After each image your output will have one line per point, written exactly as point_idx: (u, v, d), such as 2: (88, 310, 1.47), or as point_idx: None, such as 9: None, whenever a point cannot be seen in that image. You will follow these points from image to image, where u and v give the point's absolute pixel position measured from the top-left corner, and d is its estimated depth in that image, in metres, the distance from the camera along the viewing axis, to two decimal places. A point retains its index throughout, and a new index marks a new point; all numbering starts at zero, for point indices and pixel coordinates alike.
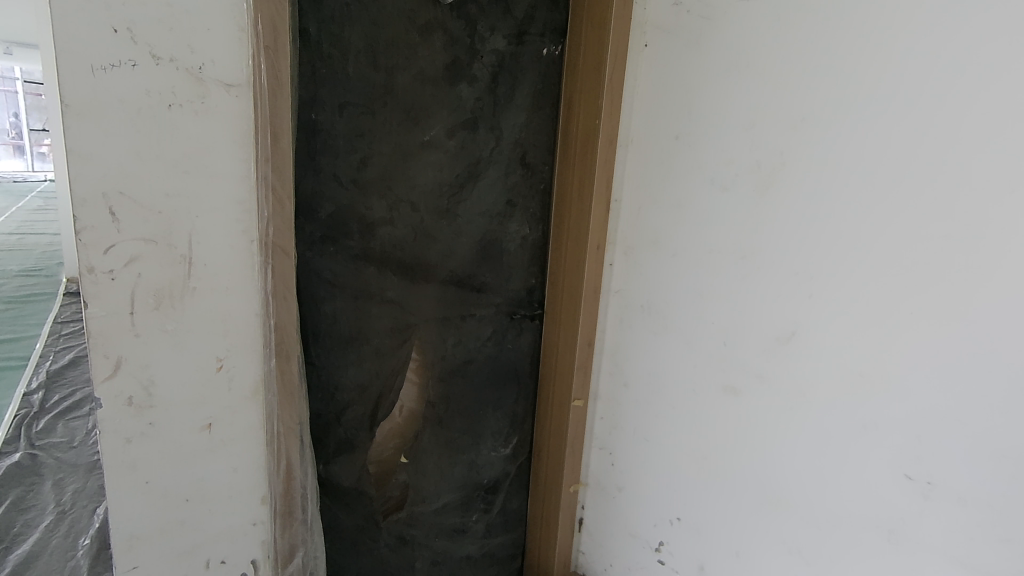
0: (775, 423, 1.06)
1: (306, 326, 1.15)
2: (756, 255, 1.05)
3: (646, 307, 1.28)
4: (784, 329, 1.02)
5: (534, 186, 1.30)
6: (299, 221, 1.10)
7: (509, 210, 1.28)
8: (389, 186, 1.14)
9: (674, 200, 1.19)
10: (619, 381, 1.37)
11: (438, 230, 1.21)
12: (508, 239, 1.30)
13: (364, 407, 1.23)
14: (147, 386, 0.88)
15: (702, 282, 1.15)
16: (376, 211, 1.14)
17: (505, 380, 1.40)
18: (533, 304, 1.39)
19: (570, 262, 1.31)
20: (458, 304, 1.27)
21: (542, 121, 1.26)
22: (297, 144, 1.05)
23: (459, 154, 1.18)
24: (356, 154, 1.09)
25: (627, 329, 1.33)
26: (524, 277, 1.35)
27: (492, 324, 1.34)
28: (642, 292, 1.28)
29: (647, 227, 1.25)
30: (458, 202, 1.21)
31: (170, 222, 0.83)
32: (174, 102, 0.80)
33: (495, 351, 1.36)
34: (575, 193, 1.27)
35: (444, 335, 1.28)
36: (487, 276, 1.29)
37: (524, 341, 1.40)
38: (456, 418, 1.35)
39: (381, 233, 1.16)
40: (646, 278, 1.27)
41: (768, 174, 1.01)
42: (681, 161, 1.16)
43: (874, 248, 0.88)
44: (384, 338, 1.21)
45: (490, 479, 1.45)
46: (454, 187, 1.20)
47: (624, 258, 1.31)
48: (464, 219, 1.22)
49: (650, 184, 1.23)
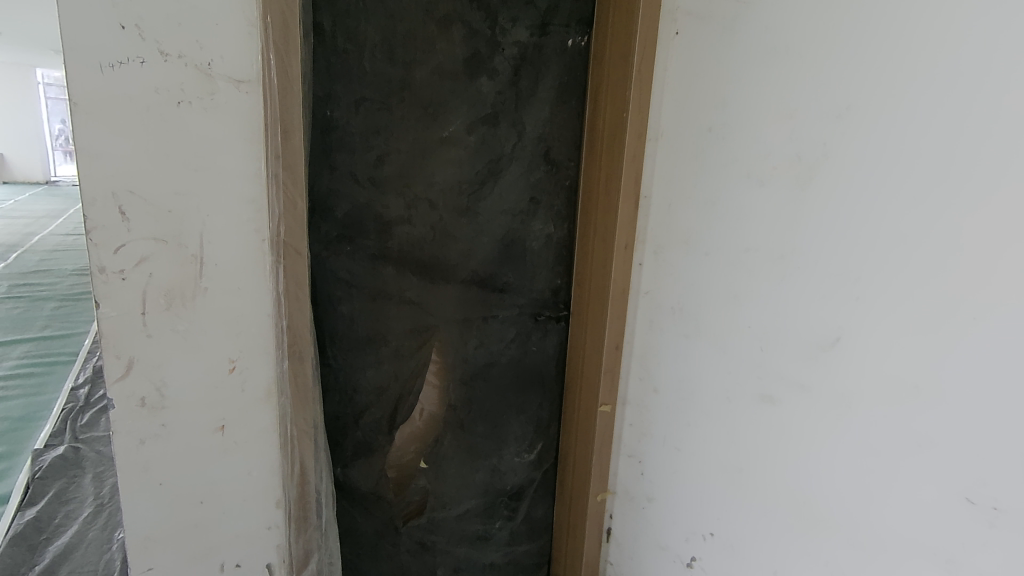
0: (817, 437, 0.98)
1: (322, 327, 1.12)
2: (794, 255, 0.98)
3: (676, 308, 1.24)
4: (825, 335, 0.94)
5: (559, 183, 1.25)
6: (314, 220, 1.07)
7: (534, 208, 1.24)
8: (407, 183, 1.10)
9: (703, 199, 1.15)
10: (648, 386, 1.33)
11: (458, 229, 1.17)
12: (533, 240, 1.26)
13: (382, 411, 1.19)
14: (159, 387, 0.87)
15: (738, 285, 1.09)
16: (393, 210, 1.10)
17: (529, 383, 1.36)
18: (559, 305, 1.36)
19: (597, 263, 1.27)
20: (480, 306, 1.24)
21: (567, 116, 1.21)
22: (312, 141, 1.03)
23: (479, 150, 1.14)
24: (372, 151, 1.06)
25: (658, 331, 1.29)
26: (549, 278, 1.32)
27: (516, 326, 1.31)
28: (673, 294, 1.24)
29: (676, 227, 1.22)
30: (478, 199, 1.17)
31: (180, 221, 0.82)
32: (183, 99, 0.79)
33: (518, 353, 1.33)
34: (601, 189, 1.22)
35: (466, 337, 1.25)
36: (511, 276, 1.26)
37: (549, 343, 1.38)
38: (477, 422, 1.31)
39: (399, 232, 1.12)
40: (678, 278, 1.23)
41: (807, 168, 0.94)
42: (711, 158, 1.12)
43: (919, 246, 0.80)
44: (402, 339, 1.18)
45: (514, 486, 1.40)
46: (473, 185, 1.16)
47: (653, 258, 1.28)
48: (485, 217, 1.18)
49: (679, 181, 1.20)
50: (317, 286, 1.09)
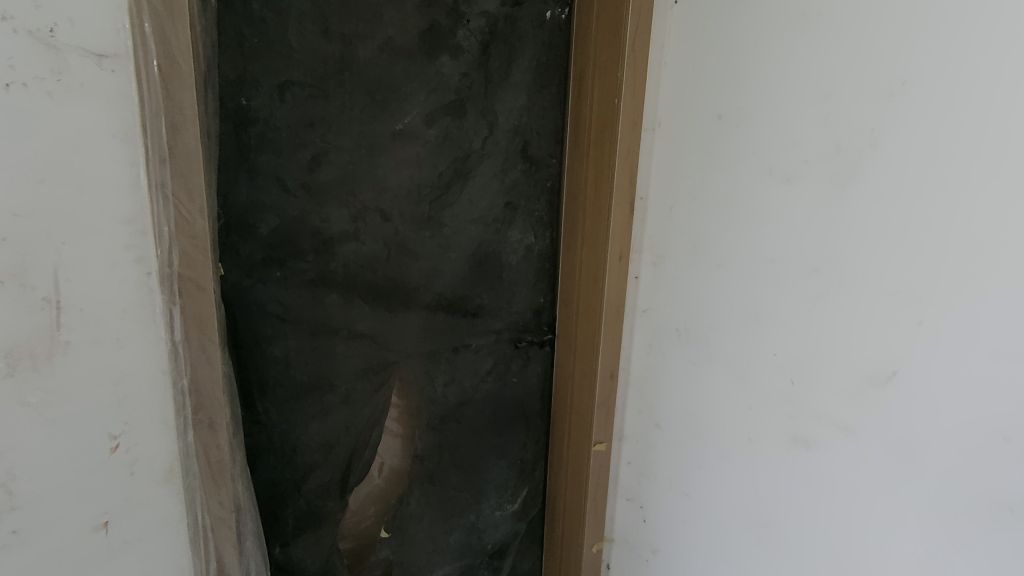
0: (869, 492, 0.80)
1: (246, 376, 0.86)
2: (834, 268, 0.79)
3: (682, 330, 1.04)
4: (880, 367, 0.76)
5: (539, 184, 1.08)
6: (231, 241, 0.81)
7: (510, 215, 1.05)
8: (352, 189, 0.87)
9: (710, 199, 0.96)
10: (650, 420, 1.13)
11: (418, 244, 0.95)
12: (507, 254, 1.07)
13: (331, 472, 0.95)
14: (6, 487, 0.59)
15: (758, 302, 0.90)
16: (336, 223, 0.87)
17: (510, 420, 1.17)
18: (542, 327, 1.18)
19: (587, 277, 1.09)
20: (449, 334, 1.04)
21: (547, 105, 1.04)
22: (221, 139, 0.77)
23: (442, 146, 0.93)
24: (305, 149, 0.83)
25: (659, 356, 1.10)
26: (530, 297, 1.14)
27: (493, 356, 1.12)
28: (678, 312, 1.05)
29: (679, 233, 1.02)
30: (442, 207, 0.95)
31: (24, 251, 0.56)
32: (14, 79, 0.53)
33: (497, 385, 1.14)
34: (589, 191, 1.04)
35: (433, 373, 1.04)
36: (484, 296, 1.06)
37: (531, 371, 1.19)
38: (449, 471, 1.10)
39: (344, 250, 0.89)
40: (682, 295, 1.03)
41: (851, 162, 0.76)
42: (719, 151, 0.93)
43: (1014, 260, 0.62)
44: (354, 382, 0.95)
45: (495, 544, 1.19)
46: (437, 189, 0.94)
47: (651, 270, 1.08)
48: (452, 227, 0.97)
49: (681, 179, 1.01)
50: (239, 325, 0.83)
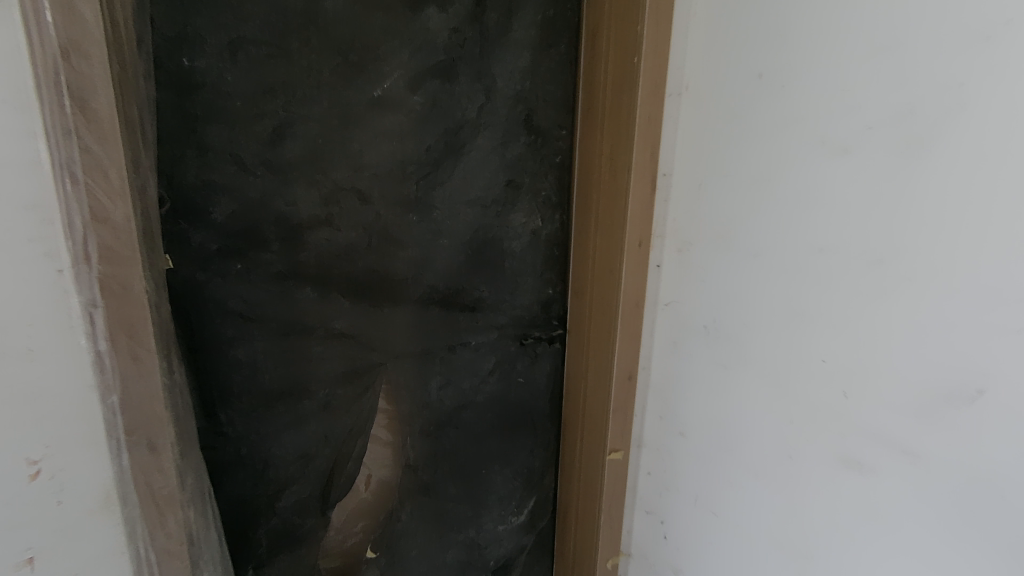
0: (939, 534, 0.65)
1: (206, 384, 0.75)
2: (903, 261, 0.64)
3: (711, 328, 0.90)
4: (958, 383, 0.61)
5: (546, 159, 0.94)
6: (180, 229, 0.70)
7: (512, 196, 0.91)
8: (322, 167, 0.74)
9: (746, 176, 0.81)
10: (673, 427, 1.00)
11: (405, 231, 0.82)
12: (509, 241, 0.93)
13: (309, 489, 0.85)
14: None
15: (804, 298, 0.76)
16: (305, 206, 0.74)
17: (516, 425, 1.05)
18: (551, 321, 1.06)
19: (602, 266, 0.95)
20: (443, 331, 0.92)
21: (554, 67, 0.89)
22: (162, 109, 0.66)
23: (429, 116, 0.80)
24: (265, 120, 0.70)
25: (684, 357, 0.96)
26: (537, 288, 1.01)
27: (495, 354, 1.00)
28: (706, 308, 0.91)
29: (708, 215, 0.88)
30: (430, 187, 0.82)
31: None
32: None
33: (500, 387, 1.02)
34: (604, 168, 0.90)
35: (426, 375, 0.92)
36: (484, 288, 0.94)
37: (539, 371, 1.07)
38: (446, 482, 0.99)
39: (316, 237, 0.76)
40: (712, 287, 0.89)
41: (927, 127, 0.61)
42: (757, 118, 0.78)
43: None
44: (333, 388, 0.84)
45: (498, 559, 1.08)
46: (424, 166, 0.81)
47: (676, 259, 0.94)
48: (444, 210, 0.85)
49: (712, 153, 0.86)
50: (195, 326, 0.73)
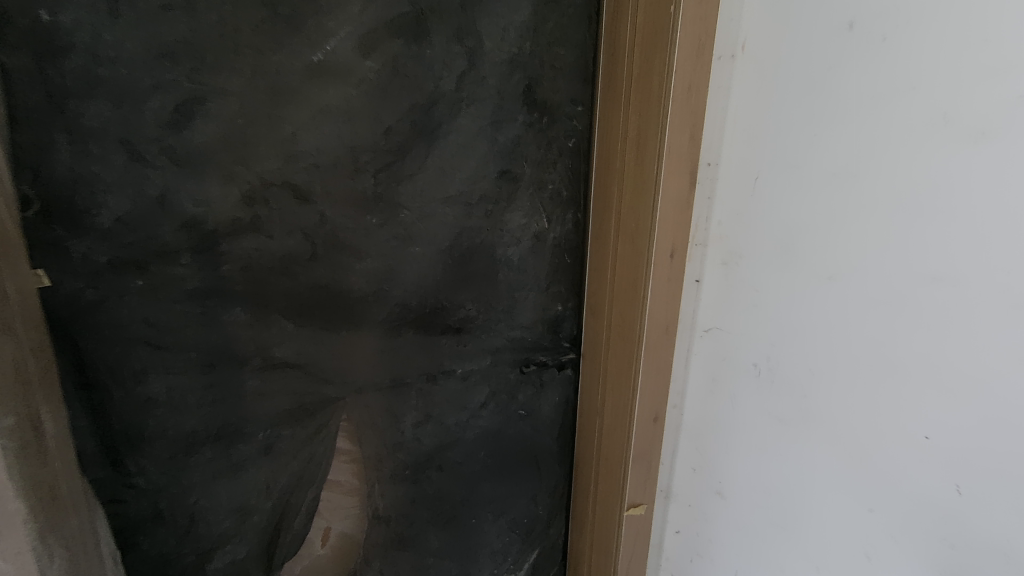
0: None
1: (108, 427, 0.61)
2: None
3: (763, 368, 0.69)
4: None
5: (554, 143, 0.73)
6: (59, 236, 0.55)
7: (508, 192, 0.72)
8: (243, 156, 0.57)
9: (826, 171, 0.59)
10: (709, 485, 0.80)
11: (363, 237, 0.65)
12: (503, 248, 0.74)
13: (249, 546, 0.70)
14: None
15: (902, 343, 0.55)
16: (221, 207, 0.58)
17: (515, 467, 0.87)
18: (561, 343, 0.86)
19: (624, 281, 0.75)
20: (420, 358, 0.75)
21: (565, 24, 0.68)
22: (20, 81, 0.50)
23: (391, 88, 0.61)
24: (162, 95, 0.54)
25: (725, 399, 0.75)
26: (543, 303, 0.81)
27: (489, 383, 0.82)
28: (759, 342, 0.69)
29: (767, 222, 0.66)
30: (395, 181, 0.64)
31: None
32: None
33: (496, 422, 0.84)
34: (629, 155, 0.69)
35: (399, 411, 0.76)
36: (471, 306, 0.75)
37: (545, 401, 0.88)
38: (426, 534, 0.83)
39: (241, 247, 0.60)
40: (767, 317, 0.68)
41: None
42: (846, 90, 0.56)
43: None
44: (275, 428, 0.68)
45: None
46: (387, 154, 0.63)
47: (721, 275, 0.73)
48: (416, 210, 0.66)
49: (775, 138, 0.63)
50: (88, 358, 0.58)
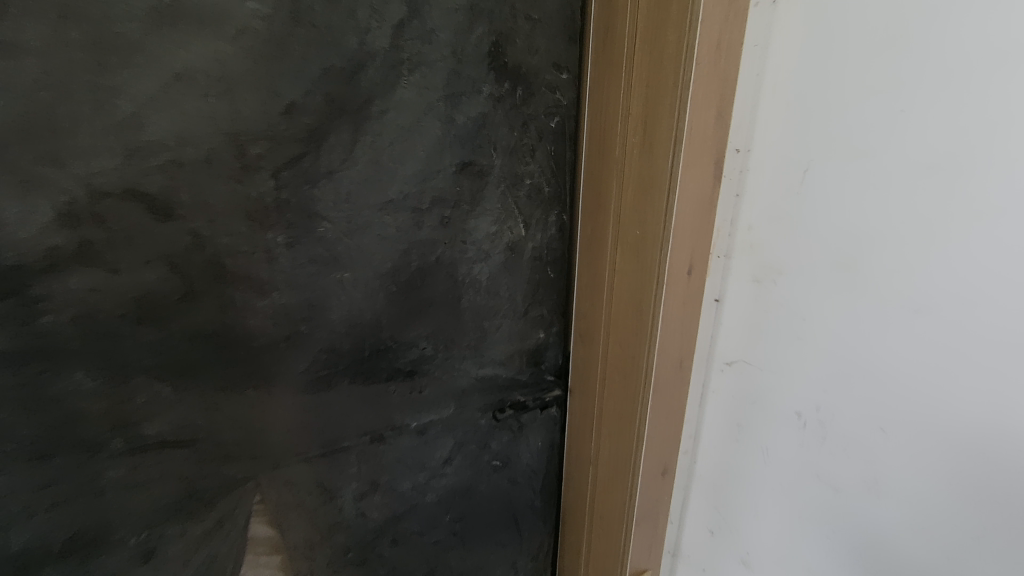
0: None
1: None
2: None
3: (808, 419, 0.53)
4: None
5: (532, 124, 0.54)
6: None
7: (470, 191, 0.53)
8: (54, 150, 0.37)
9: (913, 161, 0.42)
10: (731, 554, 0.64)
11: (264, 264, 0.45)
12: (467, 266, 0.56)
13: None
14: None
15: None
16: (23, 231, 0.38)
17: (488, 531, 0.70)
18: (544, 377, 0.69)
19: (625, 305, 0.57)
20: (361, 413, 0.56)
21: None
22: None
23: (293, 45, 0.41)
24: None
25: (754, 452, 0.59)
26: (521, 331, 0.63)
27: (454, 435, 0.64)
28: (803, 385, 0.53)
29: (819, 229, 0.49)
30: (308, 181, 0.44)
31: None
32: None
33: (463, 480, 0.67)
34: (635, 139, 0.51)
35: (335, 482, 0.57)
36: (427, 343, 0.57)
37: (525, 448, 0.70)
38: None
39: (66, 289, 0.40)
40: (816, 354, 0.51)
41: None
42: (952, 46, 0.39)
43: None
44: (154, 529, 0.49)
45: None
46: (293, 144, 0.43)
47: (751, 297, 0.56)
48: (342, 222, 0.47)
49: (837, 113, 0.46)
50: None
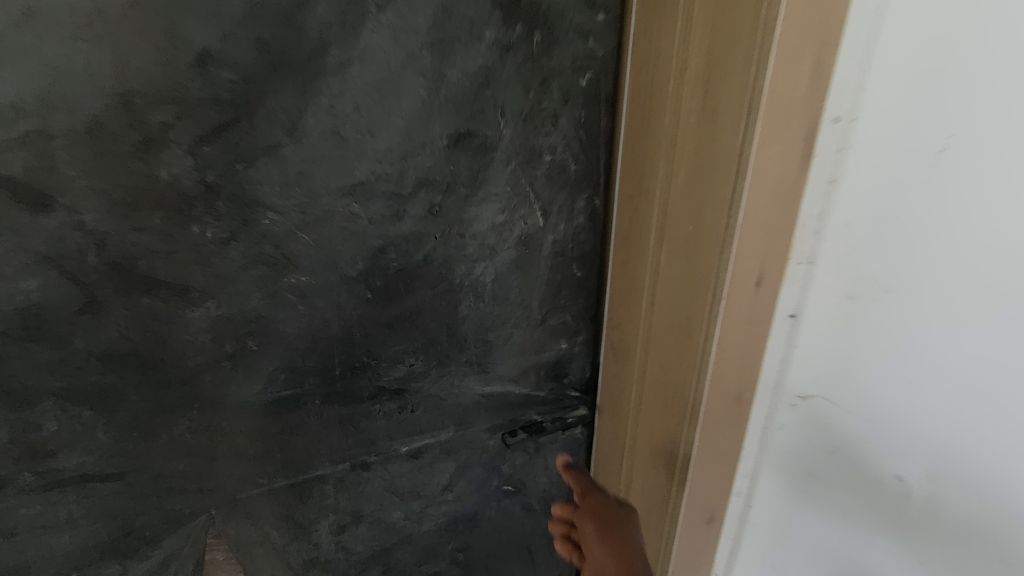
0: None
1: None
2: None
3: (911, 511, 0.37)
4: None
5: (554, 81, 0.41)
6: None
7: (469, 171, 0.40)
8: None
9: None
10: None
11: (190, 265, 0.35)
12: (466, 266, 0.44)
13: None
14: None
15: None
16: None
17: (497, 563, 0.61)
18: (566, 394, 0.57)
19: (668, 320, 0.44)
20: (335, 440, 0.46)
21: None
22: None
23: None
24: None
25: (825, 531, 0.44)
26: (537, 342, 0.51)
27: (455, 461, 0.53)
28: (908, 465, 0.37)
29: (952, 247, 0.32)
30: (243, 161, 0.34)
31: None
32: None
33: (465, 511, 0.57)
34: (694, 102, 0.37)
35: (307, 516, 0.48)
36: (416, 358, 0.46)
37: (542, 474, 0.59)
38: None
39: None
40: (937, 427, 0.35)
41: None
42: None
43: None
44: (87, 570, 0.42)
45: None
46: (215, 109, 0.32)
47: (837, 329, 0.39)
48: (296, 213, 0.36)
49: (1006, 63, 0.28)
50: None
